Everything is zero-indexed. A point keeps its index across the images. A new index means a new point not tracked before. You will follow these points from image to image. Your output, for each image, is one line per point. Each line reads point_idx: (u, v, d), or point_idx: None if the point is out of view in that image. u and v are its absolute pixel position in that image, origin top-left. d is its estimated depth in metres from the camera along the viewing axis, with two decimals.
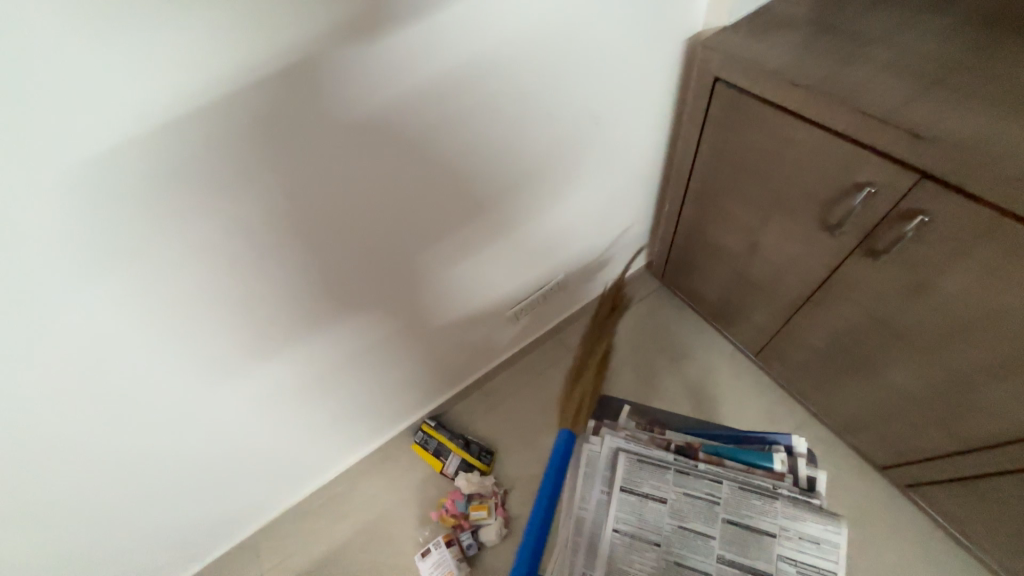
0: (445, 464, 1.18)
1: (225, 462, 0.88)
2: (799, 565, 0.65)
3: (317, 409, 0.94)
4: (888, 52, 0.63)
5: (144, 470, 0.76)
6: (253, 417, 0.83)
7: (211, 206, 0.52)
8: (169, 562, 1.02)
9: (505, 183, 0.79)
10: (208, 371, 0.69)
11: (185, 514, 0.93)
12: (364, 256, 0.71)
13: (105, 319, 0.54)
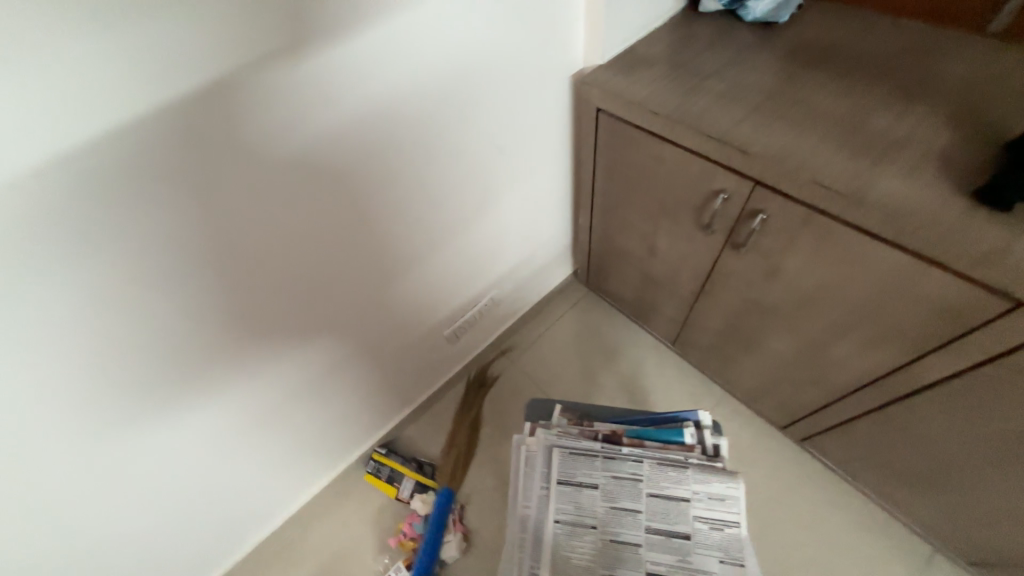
0: (399, 489, 1.19)
1: (158, 520, 0.84)
2: (710, 522, 0.74)
3: (257, 453, 0.93)
4: (723, 84, 0.77)
5: (64, 542, 0.72)
6: (186, 470, 0.81)
7: (121, 258, 0.53)
8: None
9: (425, 213, 0.86)
10: (130, 427, 0.68)
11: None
12: (290, 293, 0.74)
13: (11, 381, 0.53)
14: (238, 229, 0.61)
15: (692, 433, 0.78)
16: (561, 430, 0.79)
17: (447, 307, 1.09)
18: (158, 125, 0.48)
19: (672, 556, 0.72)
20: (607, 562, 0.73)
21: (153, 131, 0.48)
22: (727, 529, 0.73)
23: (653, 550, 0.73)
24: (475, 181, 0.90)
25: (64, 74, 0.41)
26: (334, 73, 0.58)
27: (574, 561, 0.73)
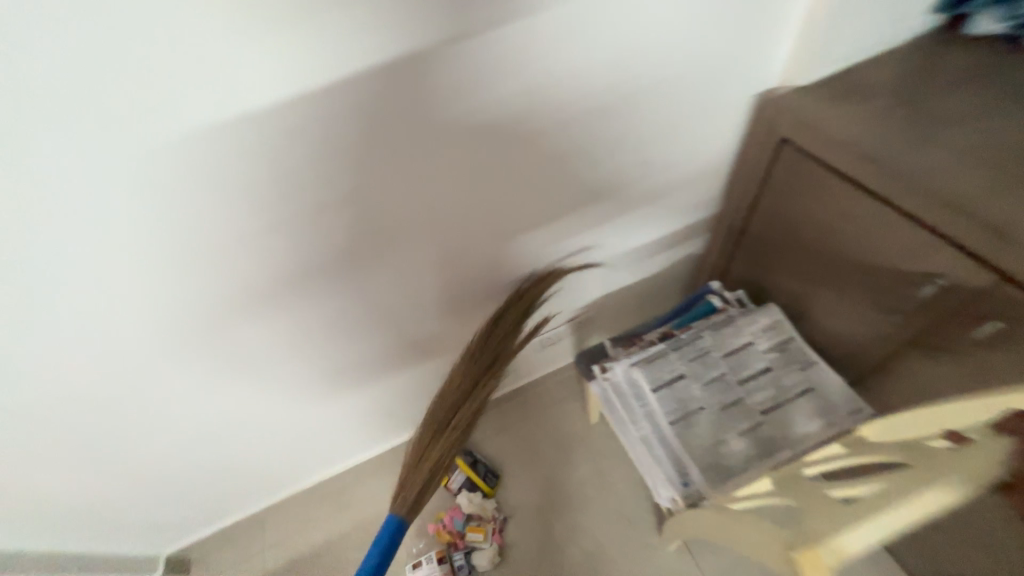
0: (449, 478, 1.18)
1: (243, 435, 0.93)
2: (773, 345, 0.79)
3: (333, 406, 0.98)
4: (979, 134, 0.58)
5: (171, 431, 0.84)
6: (274, 401, 0.89)
7: (276, 207, 0.58)
8: (184, 519, 1.11)
9: (553, 219, 0.81)
10: (240, 349, 0.75)
11: (202, 479, 1.00)
12: (409, 259, 0.74)
13: (172, 287, 0.62)
14: (380, 199, 0.64)
15: (716, 299, 0.90)
16: (626, 355, 0.81)
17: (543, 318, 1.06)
18: (339, 93, 0.52)
19: (769, 389, 0.75)
20: (734, 420, 0.72)
21: (333, 98, 0.52)
22: (789, 343, 0.79)
23: (756, 395, 0.74)
24: (611, 195, 0.83)
25: (273, 29, 0.45)
26: (500, 56, 0.56)
27: (715, 447, 0.70)
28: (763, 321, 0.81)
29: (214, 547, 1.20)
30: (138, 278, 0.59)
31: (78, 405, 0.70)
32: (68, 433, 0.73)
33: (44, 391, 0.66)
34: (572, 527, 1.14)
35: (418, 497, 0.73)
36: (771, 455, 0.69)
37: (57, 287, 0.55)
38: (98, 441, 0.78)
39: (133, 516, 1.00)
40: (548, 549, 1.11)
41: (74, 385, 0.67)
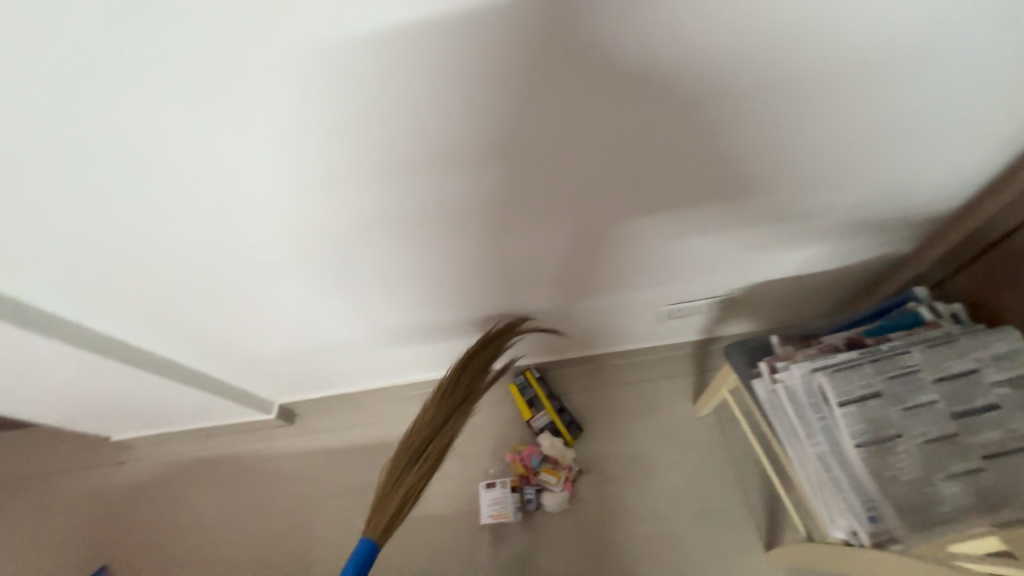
0: (533, 416, 1.18)
1: (371, 318, 0.99)
2: (1006, 379, 0.65)
3: (452, 315, 1.02)
4: None
5: (317, 302, 0.90)
6: (407, 297, 0.93)
7: (502, 100, 0.53)
8: (302, 380, 1.25)
9: (759, 178, 0.70)
10: (399, 241, 0.76)
11: (327, 349, 1.11)
12: (593, 194, 0.70)
13: (369, 163, 0.60)
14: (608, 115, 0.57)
15: (925, 309, 0.75)
16: (808, 358, 0.71)
17: (682, 284, 0.98)
18: None
19: (994, 429, 0.63)
20: (938, 457, 0.62)
21: None
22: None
23: (972, 433, 0.63)
24: (835, 164, 0.69)
25: None
26: None
27: (914, 483, 0.61)
28: (996, 350, 0.67)
29: (318, 409, 1.37)
30: (343, 145, 0.57)
31: (258, 261, 0.76)
32: (245, 284, 0.82)
33: (237, 241, 0.72)
34: (648, 502, 1.09)
35: (391, 520, 0.83)
36: (990, 509, 0.59)
37: (279, 144, 0.56)
38: (262, 296, 0.86)
39: (268, 364, 1.14)
40: (618, 514, 1.08)
41: (261, 242, 0.72)
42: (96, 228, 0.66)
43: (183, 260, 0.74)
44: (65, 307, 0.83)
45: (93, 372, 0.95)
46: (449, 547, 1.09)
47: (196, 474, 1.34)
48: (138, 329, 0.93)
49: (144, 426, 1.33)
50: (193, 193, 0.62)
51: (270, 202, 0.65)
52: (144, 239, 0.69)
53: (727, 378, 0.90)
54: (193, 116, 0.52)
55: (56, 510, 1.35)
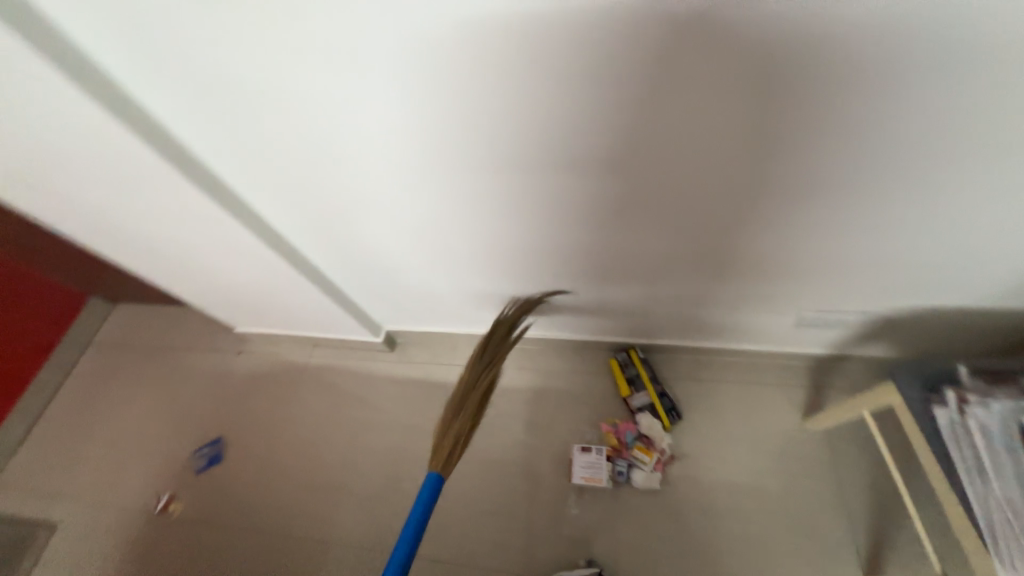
0: (633, 394, 1.19)
1: (512, 270, 1.03)
2: None
3: (589, 279, 1.02)
4: None
5: (475, 242, 0.94)
6: (556, 254, 0.95)
7: (773, 71, 0.53)
8: (416, 313, 1.31)
9: (987, 194, 0.66)
10: (581, 197, 0.78)
11: (455, 289, 1.16)
12: (802, 181, 0.68)
13: (604, 117, 0.62)
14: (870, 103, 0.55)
15: None
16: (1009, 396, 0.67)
17: (831, 293, 0.95)
18: None
19: None
20: None
21: None
22: None
23: None
24: None
25: None
26: None
27: None
28: None
29: (419, 344, 1.44)
30: (592, 95, 0.59)
31: (449, 190, 0.81)
32: (425, 210, 0.88)
33: (443, 169, 0.77)
34: (742, 502, 1.08)
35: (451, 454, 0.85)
36: None
37: (536, 83, 0.59)
38: (431, 224, 0.91)
39: (395, 292, 1.21)
40: (709, 506, 1.08)
41: (462, 173, 0.77)
42: (334, 132, 0.73)
43: (386, 176, 0.80)
44: (265, 200, 0.93)
45: (262, 266, 1.06)
46: (538, 497, 1.15)
47: (304, 377, 1.47)
48: (311, 234, 1.02)
49: (268, 326, 1.46)
50: (432, 115, 0.66)
51: (493, 137, 0.68)
52: (366, 150, 0.75)
53: (881, 399, 0.87)
54: (474, 49, 0.55)
55: (184, 382, 1.53)
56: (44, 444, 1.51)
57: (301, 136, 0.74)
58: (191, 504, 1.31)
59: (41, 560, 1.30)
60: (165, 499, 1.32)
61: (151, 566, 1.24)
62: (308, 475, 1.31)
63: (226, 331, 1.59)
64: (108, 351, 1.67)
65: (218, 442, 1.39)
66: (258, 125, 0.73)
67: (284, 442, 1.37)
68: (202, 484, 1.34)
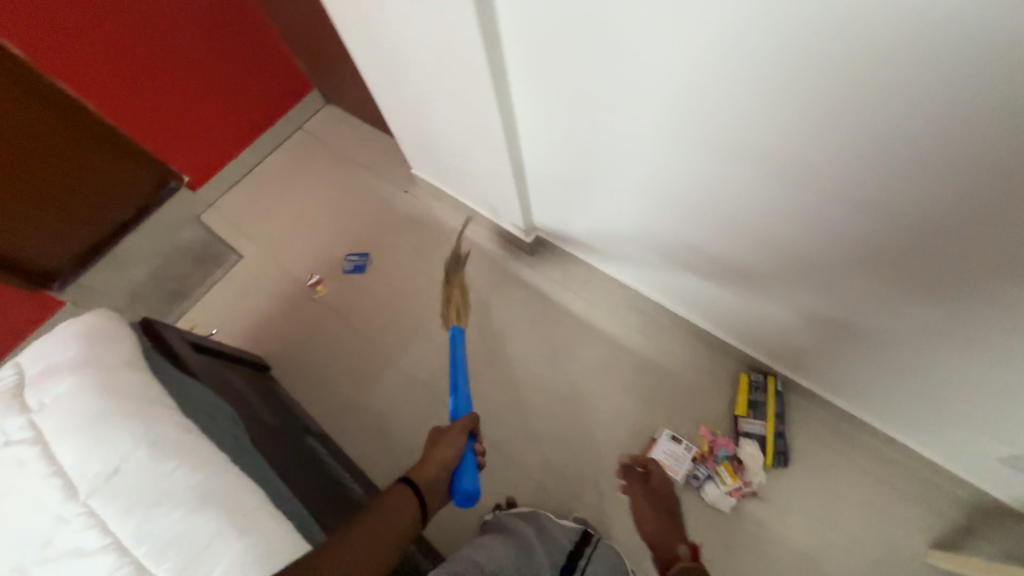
0: (747, 417, 1.11)
1: (704, 245, 0.95)
2: None
3: (779, 291, 0.92)
4: None
5: (697, 191, 0.84)
6: (768, 248, 0.84)
7: None
8: (576, 232, 1.30)
9: None
10: (861, 202, 0.64)
11: (632, 229, 1.10)
12: None
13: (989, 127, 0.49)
14: None
15: None
16: None
17: None
18: None
19: None
20: None
21: None
22: None
23: None
24: None
25: None
26: None
27: None
28: None
29: (559, 260, 1.44)
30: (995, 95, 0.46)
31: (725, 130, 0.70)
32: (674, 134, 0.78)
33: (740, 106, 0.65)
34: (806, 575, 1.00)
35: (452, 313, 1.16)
36: None
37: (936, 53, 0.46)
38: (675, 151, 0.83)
39: (571, 206, 1.20)
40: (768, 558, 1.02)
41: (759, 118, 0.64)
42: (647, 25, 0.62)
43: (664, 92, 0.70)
44: (516, 69, 0.88)
45: (474, 128, 1.07)
46: (605, 450, 1.18)
47: (450, 238, 1.57)
48: (535, 115, 0.98)
49: (439, 181, 1.55)
50: (754, 52, 0.57)
51: (844, 94, 0.55)
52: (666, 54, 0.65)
53: None
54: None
55: (356, 194, 1.73)
56: (249, 192, 1.85)
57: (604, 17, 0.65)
58: (333, 294, 1.55)
59: (227, 276, 1.68)
60: (315, 279, 1.58)
61: (293, 322, 1.53)
62: (423, 320, 1.46)
63: (402, 168, 1.73)
64: (310, 140, 1.92)
65: (365, 256, 1.58)
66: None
67: (414, 284, 1.52)
68: (344, 283, 1.56)
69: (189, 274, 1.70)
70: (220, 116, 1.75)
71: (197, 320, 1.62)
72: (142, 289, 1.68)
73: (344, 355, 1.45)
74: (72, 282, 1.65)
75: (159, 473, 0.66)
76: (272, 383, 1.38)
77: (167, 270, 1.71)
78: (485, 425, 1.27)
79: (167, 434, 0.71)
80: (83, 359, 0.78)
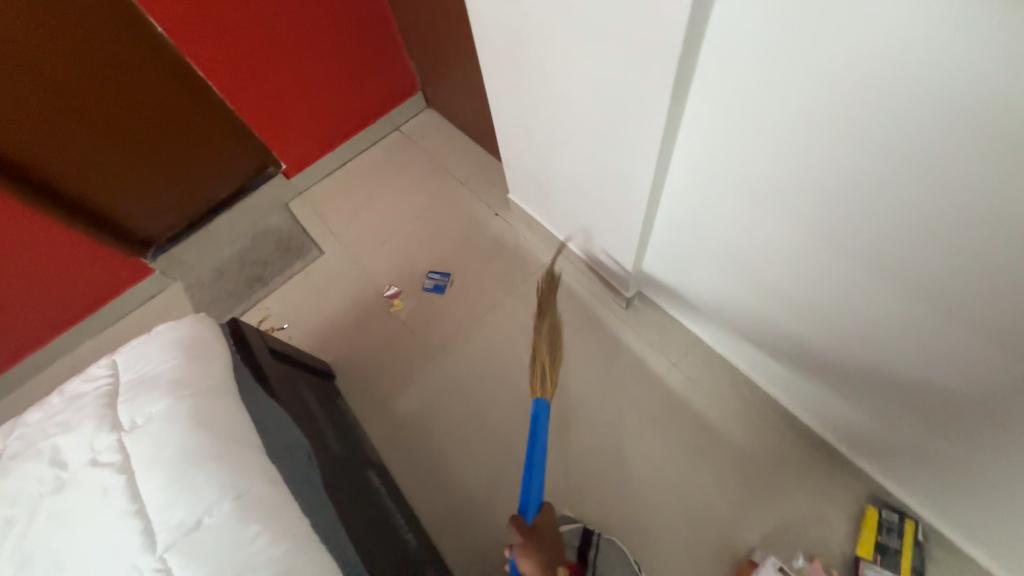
0: (872, 563, 0.94)
1: (878, 359, 0.80)
2: None
3: (967, 435, 0.76)
4: None
5: (905, 311, 0.70)
6: (979, 389, 0.68)
7: None
8: (689, 301, 1.17)
9: None
10: None
11: (774, 317, 0.95)
12: None
13: None
14: None
15: None
16: None
17: None
18: None
19: None
20: None
21: None
22: None
23: None
24: None
25: None
26: None
27: None
28: None
29: (657, 321, 1.31)
30: None
31: (987, 255, 0.56)
32: (896, 245, 0.64)
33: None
34: None
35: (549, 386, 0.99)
36: None
37: None
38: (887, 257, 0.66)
39: (694, 275, 1.07)
40: None
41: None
42: (944, 105, 0.49)
43: (920, 189, 0.57)
44: (701, 120, 0.76)
45: (618, 170, 0.95)
46: (691, 554, 1.05)
47: (538, 274, 1.47)
48: (699, 175, 0.85)
49: (536, 213, 1.45)
50: None
51: None
52: (949, 149, 0.52)
53: None
54: None
55: (446, 208, 1.67)
56: (340, 187, 1.83)
57: (880, 84, 0.52)
58: (409, 310, 1.49)
59: (307, 270, 1.66)
60: (394, 291, 1.53)
61: (366, 332, 1.49)
62: (499, 359, 1.36)
63: (498, 189, 1.66)
64: (407, 143, 1.89)
65: (447, 276, 1.51)
66: (837, 44, 0.53)
67: (494, 316, 1.43)
68: (422, 300, 1.50)
69: (272, 261, 1.69)
70: (327, 107, 1.73)
71: (271, 310, 1.60)
72: (227, 269, 1.70)
73: (412, 380, 1.38)
74: (166, 251, 1.67)
75: (244, 535, 0.59)
76: (338, 397, 1.33)
77: (252, 254, 1.72)
78: (554, 493, 1.15)
79: (256, 484, 0.65)
80: (182, 378, 0.74)
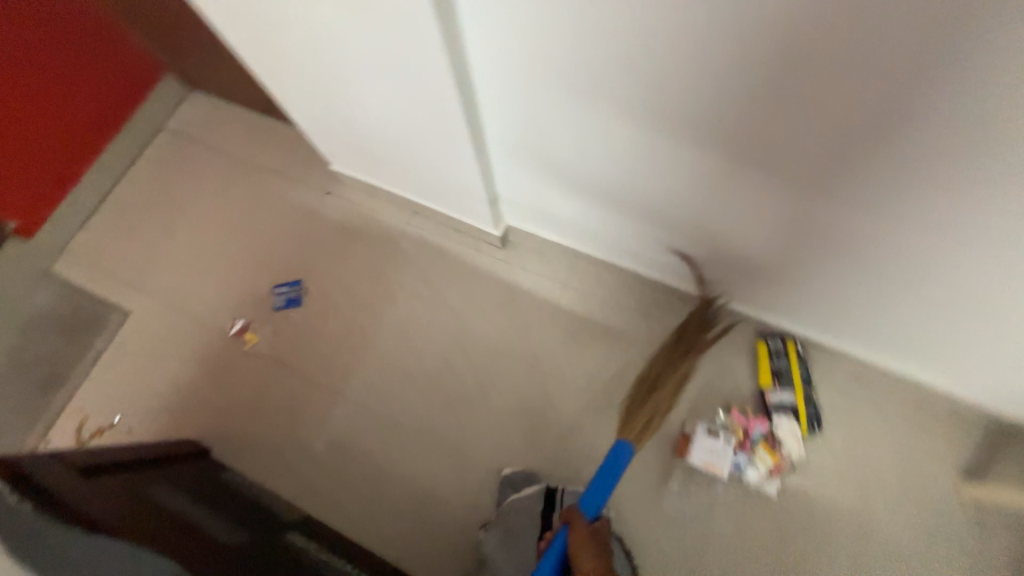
0: (773, 390, 1.04)
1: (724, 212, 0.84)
2: None
3: (808, 253, 0.82)
4: None
5: (737, 154, 0.69)
6: (802, 208, 0.74)
7: None
8: (554, 219, 1.11)
9: None
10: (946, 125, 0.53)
11: (634, 206, 0.93)
12: None
13: None
14: None
15: None
16: None
17: None
18: None
19: None
20: None
21: None
22: None
23: None
24: None
25: None
26: None
27: None
28: None
29: (538, 248, 1.24)
30: None
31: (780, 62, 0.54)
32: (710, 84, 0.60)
33: (819, 27, 0.49)
34: (858, 531, 0.98)
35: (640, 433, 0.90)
36: None
37: None
38: (706, 104, 0.64)
39: (549, 191, 1.01)
40: (819, 525, 0.99)
41: (845, 41, 0.49)
42: None
43: (705, 27, 0.54)
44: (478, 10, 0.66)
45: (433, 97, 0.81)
46: (638, 453, 1.07)
47: (401, 244, 1.29)
48: (512, 77, 0.74)
49: (373, 177, 1.26)
50: None
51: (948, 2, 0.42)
52: None
53: None
54: None
55: (267, 205, 1.37)
56: (117, 224, 1.40)
57: None
58: (269, 339, 1.24)
59: (115, 342, 1.28)
60: (241, 325, 1.25)
61: (229, 385, 1.22)
62: (391, 350, 1.20)
63: (320, 164, 1.39)
64: (185, 141, 1.48)
65: (298, 284, 1.27)
66: None
67: (371, 307, 1.25)
68: (279, 322, 1.25)
69: (59, 358, 1.27)
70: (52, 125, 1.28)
71: (86, 408, 1.22)
72: None
73: (305, 412, 1.18)
74: None
75: None
76: (222, 471, 1.09)
77: (25, 350, 1.27)
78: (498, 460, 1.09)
79: None
80: None
